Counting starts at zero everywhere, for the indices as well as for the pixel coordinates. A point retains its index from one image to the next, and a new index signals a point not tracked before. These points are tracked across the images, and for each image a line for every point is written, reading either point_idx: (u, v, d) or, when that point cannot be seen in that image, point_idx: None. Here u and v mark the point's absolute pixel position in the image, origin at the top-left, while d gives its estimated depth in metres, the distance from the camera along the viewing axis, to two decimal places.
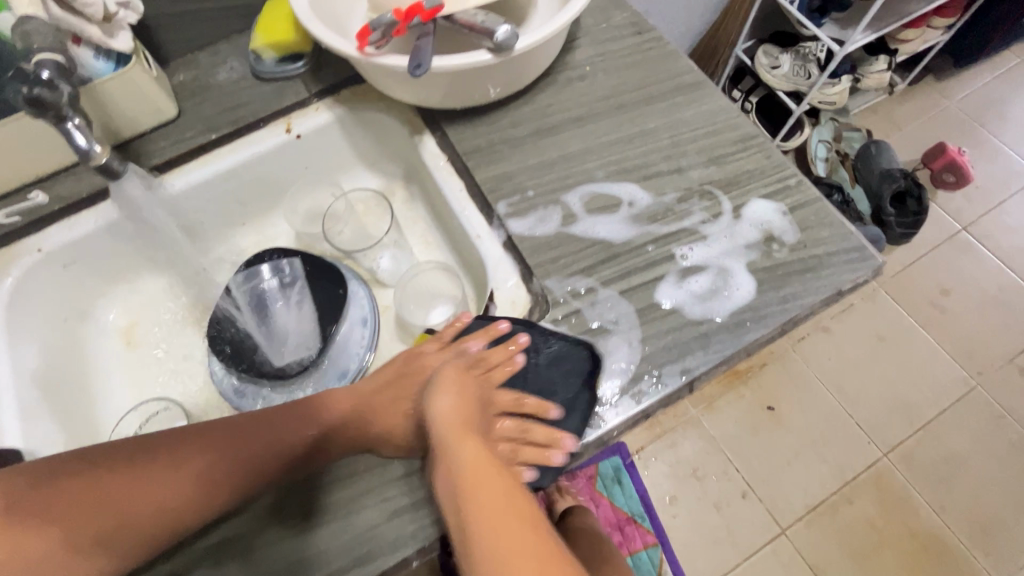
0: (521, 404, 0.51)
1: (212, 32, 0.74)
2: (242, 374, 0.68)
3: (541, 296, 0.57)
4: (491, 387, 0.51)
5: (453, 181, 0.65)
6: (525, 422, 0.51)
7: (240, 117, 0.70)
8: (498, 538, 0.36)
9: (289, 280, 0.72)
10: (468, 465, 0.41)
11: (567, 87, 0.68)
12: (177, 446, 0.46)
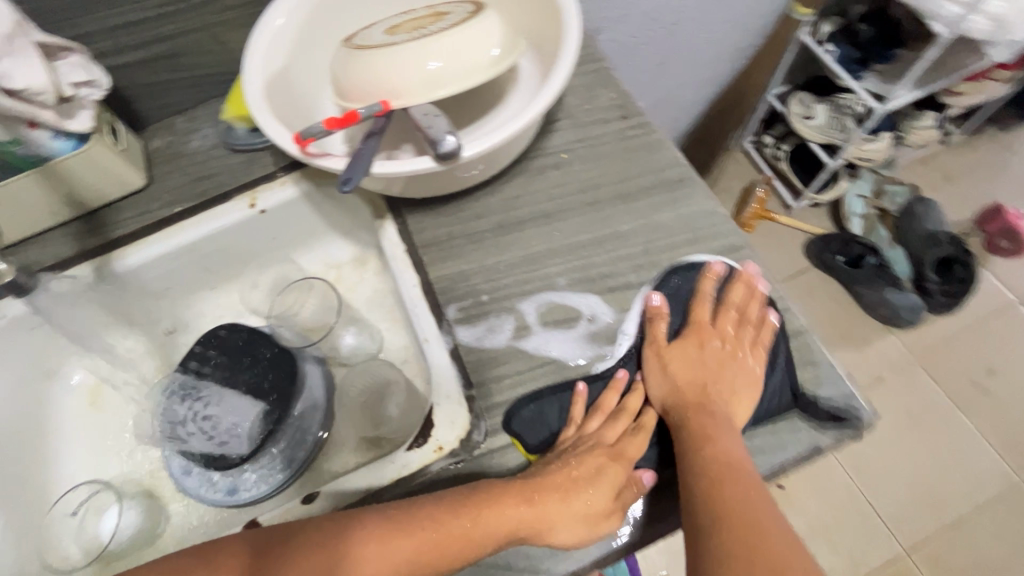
0: (682, 364, 0.53)
1: (188, 96, 0.73)
2: (247, 477, 0.65)
3: (478, 418, 0.52)
4: (664, 362, 0.53)
5: (407, 273, 0.60)
6: (716, 361, 0.53)
7: (207, 190, 0.69)
8: (732, 501, 0.44)
9: (184, 383, 0.68)
10: (717, 431, 0.48)
11: (539, 175, 0.63)
12: (309, 535, 0.43)
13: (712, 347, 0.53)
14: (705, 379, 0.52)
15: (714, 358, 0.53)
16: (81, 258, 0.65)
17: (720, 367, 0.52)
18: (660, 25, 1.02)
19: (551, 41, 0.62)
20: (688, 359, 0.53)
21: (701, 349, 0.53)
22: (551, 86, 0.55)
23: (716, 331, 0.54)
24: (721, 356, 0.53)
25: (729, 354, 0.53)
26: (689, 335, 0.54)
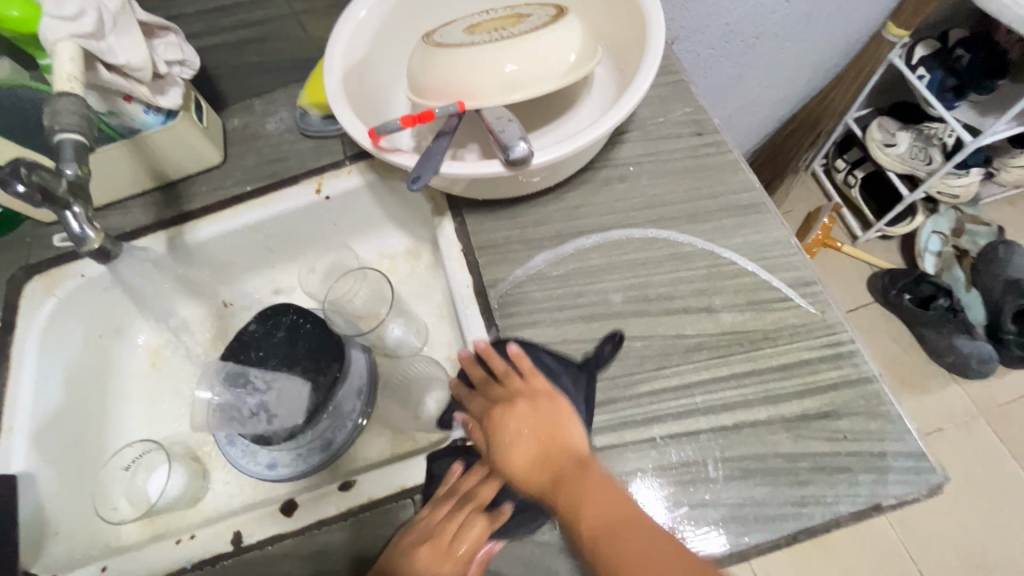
0: (517, 447, 0.47)
1: (269, 80, 0.75)
2: (298, 449, 0.68)
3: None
4: (503, 464, 0.47)
5: (461, 273, 0.60)
6: (531, 416, 0.48)
7: (278, 173, 0.71)
8: (623, 553, 0.41)
9: (237, 370, 0.67)
10: (580, 496, 0.43)
11: (604, 186, 0.62)
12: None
13: (533, 427, 0.48)
14: (539, 438, 0.47)
15: (532, 417, 0.48)
16: (158, 227, 0.69)
17: (551, 434, 0.47)
18: (739, 39, 0.99)
19: (631, 52, 0.60)
20: (524, 445, 0.47)
21: (519, 408, 0.49)
22: (629, 97, 0.53)
23: (520, 403, 0.49)
24: (537, 415, 0.48)
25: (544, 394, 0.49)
26: (493, 427, 0.50)
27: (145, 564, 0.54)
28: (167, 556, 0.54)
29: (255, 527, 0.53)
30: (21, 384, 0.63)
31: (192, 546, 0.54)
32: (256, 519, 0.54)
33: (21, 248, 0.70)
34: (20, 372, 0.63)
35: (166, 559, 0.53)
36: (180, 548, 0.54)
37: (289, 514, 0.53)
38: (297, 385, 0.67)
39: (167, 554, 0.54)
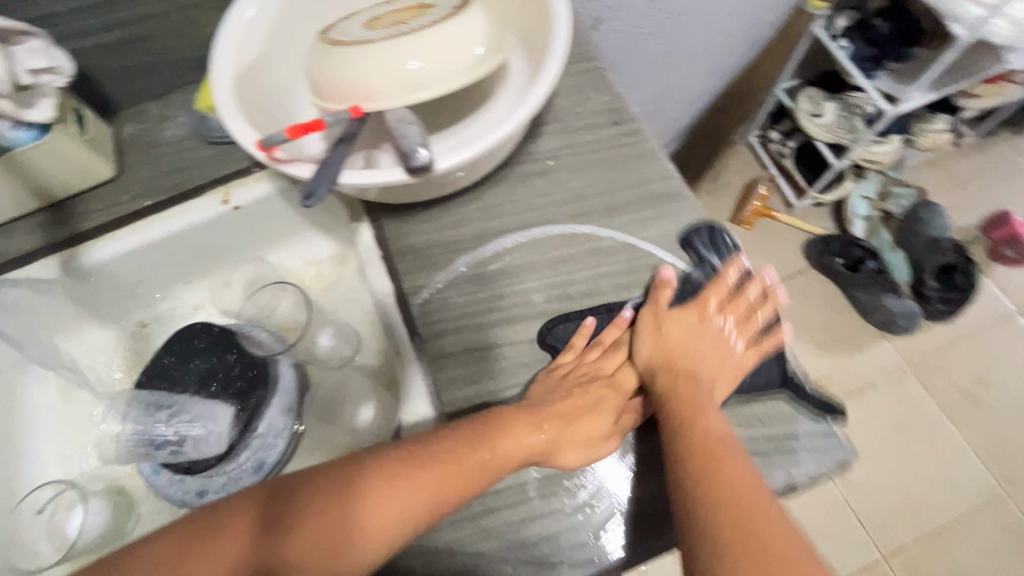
0: (677, 331, 0.52)
1: (161, 81, 0.69)
2: (226, 472, 0.63)
3: None
4: (663, 324, 0.52)
5: (383, 283, 0.60)
6: (704, 324, 0.53)
7: (179, 183, 0.66)
8: (725, 480, 0.43)
9: (144, 398, 0.65)
10: (696, 403, 0.48)
11: (522, 183, 0.60)
12: (327, 484, 0.41)
13: (725, 326, 0.53)
14: (687, 331, 0.52)
15: (711, 355, 0.52)
16: (47, 249, 0.63)
17: (710, 309, 0.54)
18: (664, 15, 0.98)
19: (542, 41, 0.58)
20: (672, 323, 0.52)
21: (724, 297, 0.54)
22: (536, 92, 0.51)
23: (723, 301, 0.54)
24: (710, 328, 0.53)
25: (709, 329, 0.53)
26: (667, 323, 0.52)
27: None
28: None
29: None
30: None
31: None
32: None
33: None
34: None
35: None
36: None
37: None
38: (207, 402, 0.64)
39: None
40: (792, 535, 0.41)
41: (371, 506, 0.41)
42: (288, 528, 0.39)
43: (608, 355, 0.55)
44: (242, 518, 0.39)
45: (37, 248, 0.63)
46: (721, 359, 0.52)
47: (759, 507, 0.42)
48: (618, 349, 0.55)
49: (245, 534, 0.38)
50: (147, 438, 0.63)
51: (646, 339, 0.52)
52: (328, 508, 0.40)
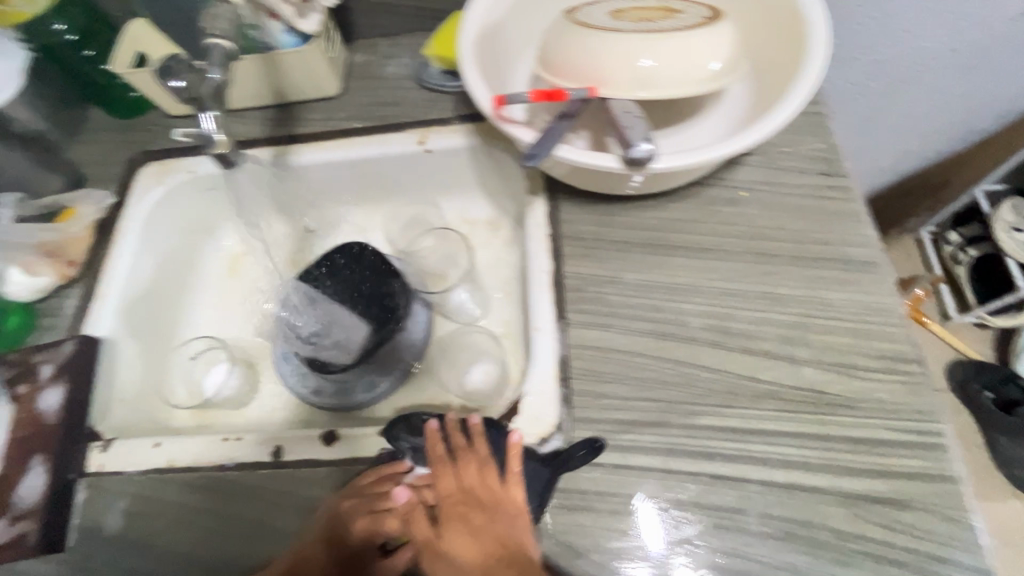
0: (466, 538, 0.47)
1: (398, 23, 0.76)
2: (338, 383, 0.70)
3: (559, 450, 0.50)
4: (446, 550, 0.47)
5: (542, 259, 0.60)
6: (489, 520, 0.48)
7: (387, 116, 0.72)
8: None
9: (303, 291, 0.71)
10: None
11: (709, 206, 0.59)
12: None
13: (473, 510, 0.49)
14: (481, 520, 0.48)
15: (491, 521, 0.47)
16: (266, 142, 0.73)
17: (479, 518, 0.48)
18: (885, 79, 0.91)
19: (774, 74, 0.57)
20: (461, 530, 0.48)
21: (478, 477, 0.49)
22: (768, 119, 0.50)
23: (474, 482, 0.50)
24: (472, 523, 0.48)
25: (494, 509, 0.48)
26: (449, 517, 0.49)
27: (193, 446, 0.56)
28: (213, 447, 0.56)
29: (297, 447, 0.55)
30: (122, 255, 0.68)
31: (237, 447, 0.56)
32: (300, 438, 0.55)
33: (147, 136, 0.76)
34: (122, 245, 0.68)
35: (211, 449, 0.56)
36: (224, 446, 0.56)
37: (329, 443, 0.54)
38: (350, 316, 0.69)
39: (211, 446, 0.56)
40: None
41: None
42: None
43: (394, 517, 0.49)
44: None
45: (260, 138, 0.74)
46: (505, 534, 0.46)
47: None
48: (406, 519, 0.50)
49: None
50: (296, 331, 0.70)
51: (444, 554, 0.47)
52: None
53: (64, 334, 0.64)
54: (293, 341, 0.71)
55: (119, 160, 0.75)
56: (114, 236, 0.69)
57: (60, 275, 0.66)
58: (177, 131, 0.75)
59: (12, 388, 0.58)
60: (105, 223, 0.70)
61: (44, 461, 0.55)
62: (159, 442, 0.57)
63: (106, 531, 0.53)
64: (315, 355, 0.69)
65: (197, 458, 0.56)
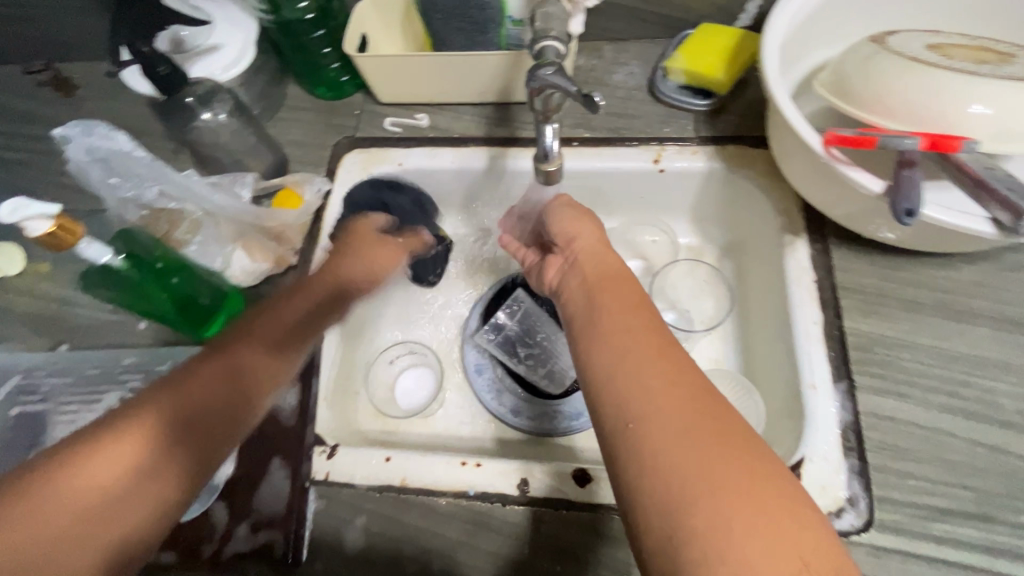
0: (586, 232, 0.50)
1: (632, 29, 0.71)
2: (537, 408, 0.66)
3: (863, 528, 0.45)
4: (575, 242, 0.49)
5: (811, 307, 0.55)
6: (601, 232, 0.51)
7: (618, 129, 0.68)
8: (682, 386, 0.34)
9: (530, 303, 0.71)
10: (606, 309, 0.41)
11: (1009, 273, 0.54)
12: (192, 376, 0.44)
13: (584, 212, 0.53)
14: (606, 252, 0.48)
15: (585, 216, 0.52)
16: (485, 142, 0.69)
17: (607, 247, 0.49)
18: None
19: None
20: (585, 232, 0.50)
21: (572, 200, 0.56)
22: None
23: (576, 208, 0.53)
24: (603, 236, 0.51)
25: (599, 221, 0.52)
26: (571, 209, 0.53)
27: (428, 466, 0.53)
28: (449, 471, 0.53)
29: (550, 482, 0.52)
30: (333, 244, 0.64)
31: (477, 474, 0.53)
32: (549, 473, 0.52)
33: (353, 120, 0.72)
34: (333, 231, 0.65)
35: (447, 472, 0.53)
36: (465, 470, 0.53)
37: (581, 484, 0.51)
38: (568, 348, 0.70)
39: (449, 469, 0.53)
40: (776, 463, 0.32)
41: (251, 396, 0.46)
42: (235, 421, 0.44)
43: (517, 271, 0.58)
44: (154, 421, 0.40)
45: (479, 136, 0.69)
46: (601, 235, 0.51)
47: (737, 447, 0.32)
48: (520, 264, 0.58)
49: (183, 420, 0.41)
50: (511, 340, 0.69)
51: (580, 233, 0.50)
52: (205, 383, 0.43)
53: None
54: (502, 349, 0.69)
55: (323, 142, 0.71)
56: (322, 221, 0.64)
57: (278, 262, 0.61)
58: (387, 119, 0.71)
59: None
60: (320, 211, 0.65)
61: (283, 463, 0.54)
62: (392, 457, 0.54)
63: (346, 548, 0.50)
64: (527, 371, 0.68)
65: (435, 481, 0.53)
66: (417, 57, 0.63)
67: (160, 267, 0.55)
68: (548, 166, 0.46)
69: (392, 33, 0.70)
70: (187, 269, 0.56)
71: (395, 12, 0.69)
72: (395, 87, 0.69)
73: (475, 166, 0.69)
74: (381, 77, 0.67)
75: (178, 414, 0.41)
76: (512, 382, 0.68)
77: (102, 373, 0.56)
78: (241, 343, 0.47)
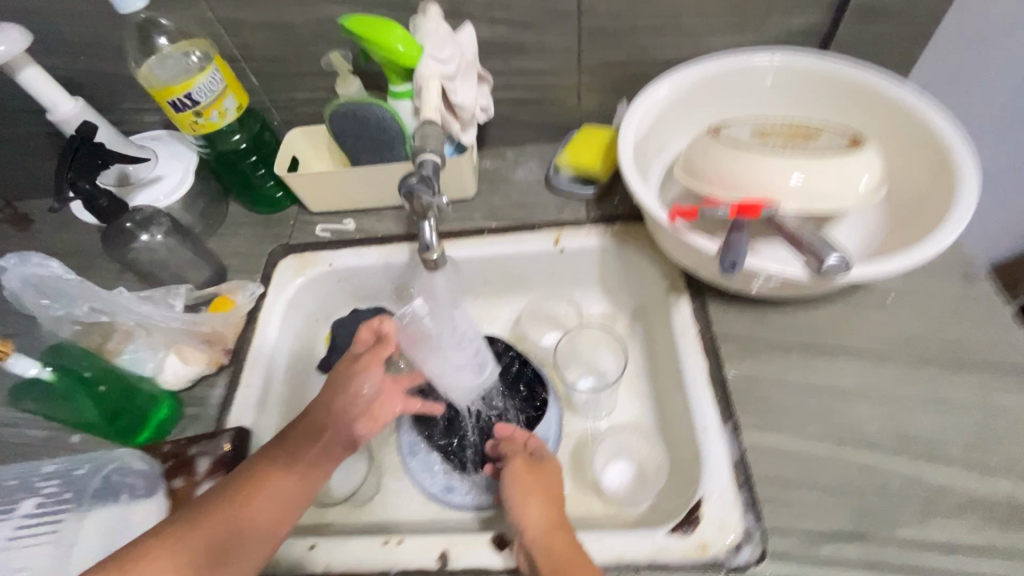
0: (533, 502, 0.56)
1: (527, 134, 0.83)
2: (473, 480, 0.68)
3: (758, 561, 0.48)
4: (522, 513, 0.55)
5: (695, 357, 0.61)
6: (553, 491, 0.58)
7: (521, 217, 0.77)
8: None
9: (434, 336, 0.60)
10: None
11: (859, 310, 0.61)
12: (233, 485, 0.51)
13: (518, 463, 0.60)
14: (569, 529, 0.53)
15: (536, 480, 0.58)
16: (405, 239, 0.77)
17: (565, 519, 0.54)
18: None
19: (912, 188, 0.61)
20: (531, 503, 0.56)
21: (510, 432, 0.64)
22: (945, 231, 0.52)
23: (523, 466, 0.60)
24: (555, 507, 0.56)
25: (548, 474, 0.60)
26: (518, 470, 0.59)
27: (352, 552, 0.54)
28: (374, 554, 0.54)
29: (468, 553, 0.53)
30: (265, 342, 0.69)
31: (400, 552, 0.54)
32: (466, 543, 0.54)
33: (287, 229, 0.80)
34: (264, 331, 0.70)
35: (371, 555, 0.54)
36: (387, 549, 0.54)
37: (497, 550, 0.53)
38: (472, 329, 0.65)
39: (373, 551, 0.54)
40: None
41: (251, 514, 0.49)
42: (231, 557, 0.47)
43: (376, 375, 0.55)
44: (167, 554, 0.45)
45: (400, 234, 0.78)
46: (552, 490, 0.58)
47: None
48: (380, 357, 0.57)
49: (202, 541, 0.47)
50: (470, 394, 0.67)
51: (526, 514, 0.54)
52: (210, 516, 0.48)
53: (213, 425, 0.63)
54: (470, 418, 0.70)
55: (259, 251, 0.78)
56: (254, 323, 0.70)
57: (213, 363, 0.66)
58: (318, 226, 0.80)
59: (166, 481, 0.57)
60: (252, 313, 0.71)
61: None
62: (316, 545, 0.55)
63: None
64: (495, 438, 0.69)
65: (359, 565, 0.54)
66: (336, 172, 0.73)
67: (87, 376, 0.60)
68: (426, 255, 0.50)
69: (318, 154, 0.80)
70: (112, 376, 0.61)
71: (319, 137, 0.79)
72: (323, 198, 0.78)
73: (398, 260, 0.77)
74: (307, 191, 0.76)
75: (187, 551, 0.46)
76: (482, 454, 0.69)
77: (19, 484, 0.55)
78: (245, 469, 0.52)
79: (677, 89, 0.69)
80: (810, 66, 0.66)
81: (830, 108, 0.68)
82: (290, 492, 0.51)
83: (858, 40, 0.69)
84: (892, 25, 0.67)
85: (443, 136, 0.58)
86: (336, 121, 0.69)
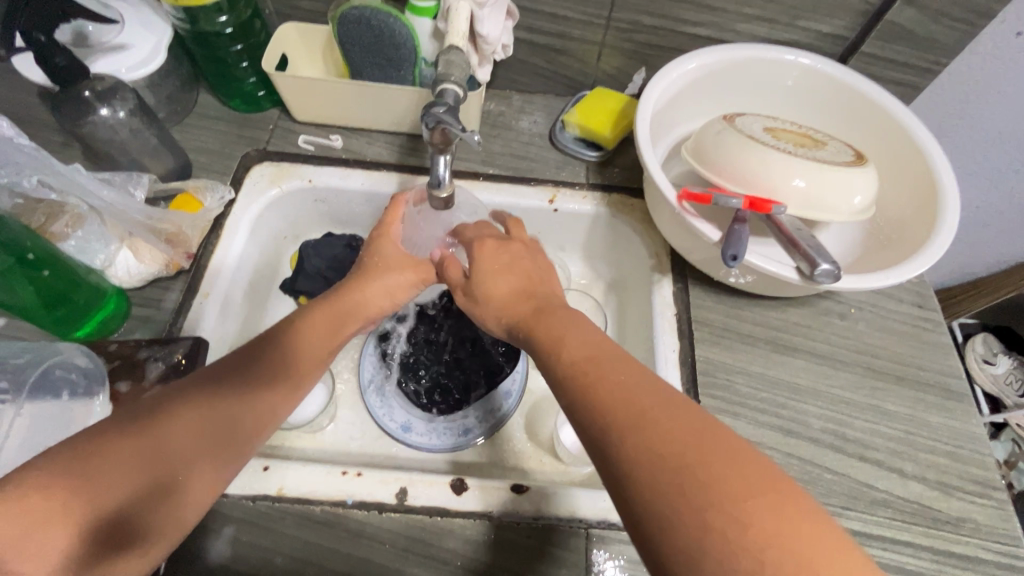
0: (503, 277, 0.54)
1: (538, 83, 0.79)
2: (431, 423, 0.69)
3: None
4: (488, 291, 0.54)
5: (670, 336, 0.63)
6: (525, 263, 0.56)
7: (520, 169, 0.75)
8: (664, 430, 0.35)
9: None
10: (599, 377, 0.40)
11: (823, 316, 0.65)
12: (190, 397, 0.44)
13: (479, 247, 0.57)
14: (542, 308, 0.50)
15: (508, 258, 0.56)
16: (395, 169, 0.73)
17: (528, 294, 0.52)
18: None
19: (897, 212, 0.64)
20: (498, 278, 0.54)
21: (472, 231, 0.60)
22: (924, 257, 0.55)
23: (488, 248, 0.57)
24: (521, 278, 0.54)
25: (517, 250, 0.57)
26: (481, 249, 0.57)
27: (307, 478, 0.54)
28: (330, 483, 0.54)
29: (427, 493, 0.54)
30: (230, 251, 0.64)
31: (357, 483, 0.54)
32: (426, 483, 0.54)
33: (265, 134, 0.73)
34: (231, 239, 0.65)
35: (327, 484, 0.53)
36: (344, 480, 0.54)
37: (457, 493, 0.54)
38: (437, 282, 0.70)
39: (329, 481, 0.54)
40: (817, 513, 0.31)
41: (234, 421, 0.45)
42: (161, 507, 0.40)
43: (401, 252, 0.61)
44: (78, 510, 0.37)
45: (390, 162, 0.73)
46: (524, 265, 0.55)
47: (766, 496, 0.31)
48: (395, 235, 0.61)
49: (135, 479, 0.39)
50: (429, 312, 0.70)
51: (485, 312, 0.54)
52: (134, 460, 0.40)
53: (166, 331, 0.58)
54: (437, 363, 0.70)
55: (232, 152, 0.71)
56: (220, 230, 0.65)
57: (171, 266, 0.60)
58: (300, 137, 0.73)
59: (111, 383, 0.53)
60: (218, 220, 0.65)
61: None
62: (269, 467, 0.54)
63: (211, 561, 0.50)
64: (458, 388, 0.69)
65: (313, 491, 0.53)
66: (332, 82, 0.66)
67: (30, 258, 0.51)
68: (437, 192, 0.53)
69: (311, 57, 0.73)
70: (59, 262, 0.53)
71: (316, 38, 0.72)
72: (310, 107, 0.71)
73: (384, 189, 0.72)
74: (295, 96, 0.70)
75: (109, 500, 0.38)
76: (442, 400, 0.69)
77: None
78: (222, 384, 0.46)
79: (703, 68, 0.67)
80: (830, 75, 0.67)
81: (837, 120, 0.70)
82: (251, 399, 0.46)
83: (879, 58, 0.70)
84: (912, 51, 0.68)
85: (467, 69, 0.55)
86: (343, 25, 0.62)
